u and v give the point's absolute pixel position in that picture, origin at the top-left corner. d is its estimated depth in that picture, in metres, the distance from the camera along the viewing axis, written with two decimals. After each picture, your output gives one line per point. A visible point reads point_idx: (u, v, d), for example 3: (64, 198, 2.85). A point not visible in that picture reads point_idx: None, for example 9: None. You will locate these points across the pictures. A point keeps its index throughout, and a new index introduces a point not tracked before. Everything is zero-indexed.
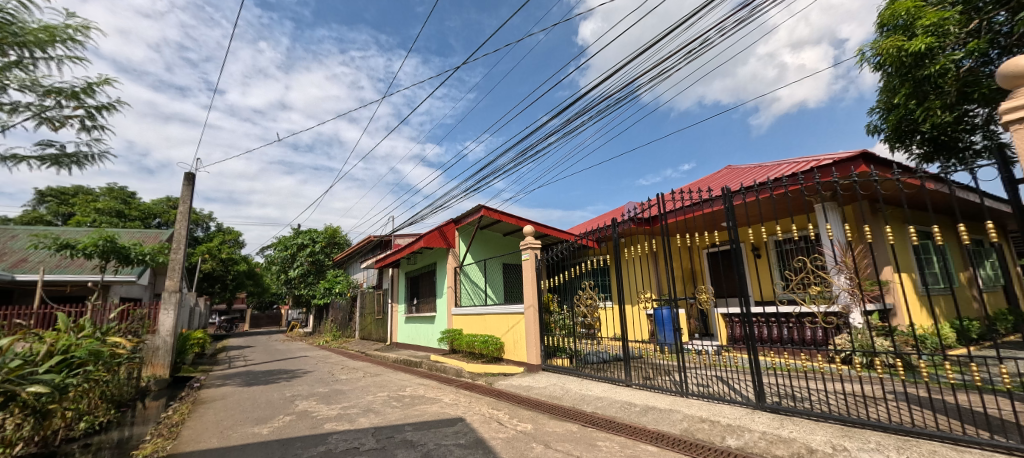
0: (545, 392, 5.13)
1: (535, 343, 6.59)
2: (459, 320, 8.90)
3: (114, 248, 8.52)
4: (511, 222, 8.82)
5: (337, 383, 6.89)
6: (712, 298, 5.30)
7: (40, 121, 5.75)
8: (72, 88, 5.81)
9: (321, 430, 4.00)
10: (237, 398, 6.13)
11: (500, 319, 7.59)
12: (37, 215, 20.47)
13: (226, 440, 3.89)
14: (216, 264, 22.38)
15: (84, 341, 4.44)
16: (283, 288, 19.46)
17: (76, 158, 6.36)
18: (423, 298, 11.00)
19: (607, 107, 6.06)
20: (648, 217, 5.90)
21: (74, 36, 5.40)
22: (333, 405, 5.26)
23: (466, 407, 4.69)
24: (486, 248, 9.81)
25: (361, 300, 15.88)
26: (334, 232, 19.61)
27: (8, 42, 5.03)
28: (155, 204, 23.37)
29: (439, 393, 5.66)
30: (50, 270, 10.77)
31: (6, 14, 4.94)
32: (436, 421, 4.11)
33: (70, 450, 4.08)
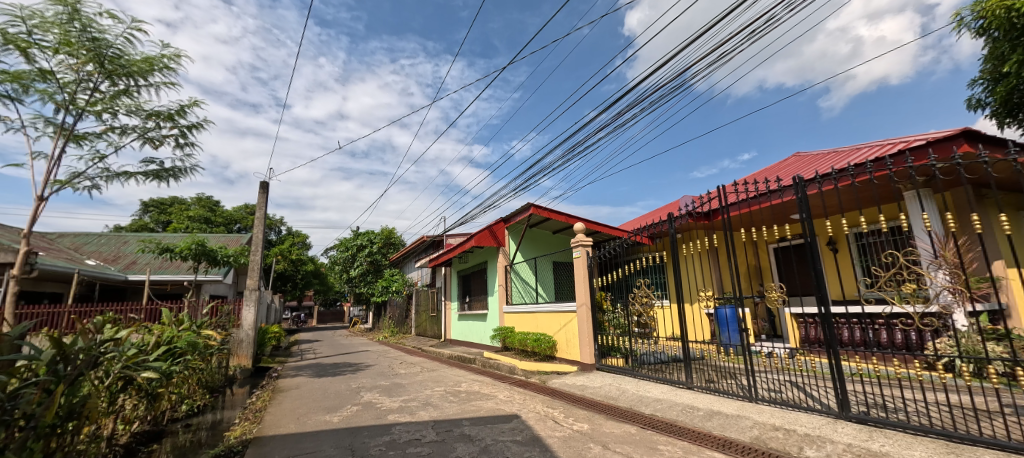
0: (601, 392, 5.02)
1: (588, 342, 6.47)
2: (510, 318, 8.98)
3: (204, 251, 9.55)
4: (561, 219, 8.74)
5: (397, 377, 7.24)
6: (783, 297, 4.88)
7: (144, 141, 6.58)
8: (168, 111, 6.59)
9: (385, 420, 4.22)
10: (309, 388, 6.64)
11: (552, 317, 7.54)
12: (142, 224, 23.54)
13: (303, 426, 4.21)
14: (287, 265, 24.37)
15: (184, 333, 5.01)
16: (345, 286, 20.78)
17: (173, 172, 7.21)
18: (475, 296, 11.23)
19: (660, 97, 5.69)
20: (707, 211, 5.56)
21: (168, 64, 6.11)
22: (393, 397, 5.52)
23: (520, 404, 4.72)
24: (535, 247, 9.81)
25: (416, 298, 16.53)
26: (390, 233, 20.62)
27: (119, 74, 5.82)
28: (235, 210, 25.91)
29: (494, 389, 5.74)
30: (154, 271, 12.32)
31: (116, 49, 5.71)
32: (491, 417, 4.17)
33: (175, 429, 4.64)
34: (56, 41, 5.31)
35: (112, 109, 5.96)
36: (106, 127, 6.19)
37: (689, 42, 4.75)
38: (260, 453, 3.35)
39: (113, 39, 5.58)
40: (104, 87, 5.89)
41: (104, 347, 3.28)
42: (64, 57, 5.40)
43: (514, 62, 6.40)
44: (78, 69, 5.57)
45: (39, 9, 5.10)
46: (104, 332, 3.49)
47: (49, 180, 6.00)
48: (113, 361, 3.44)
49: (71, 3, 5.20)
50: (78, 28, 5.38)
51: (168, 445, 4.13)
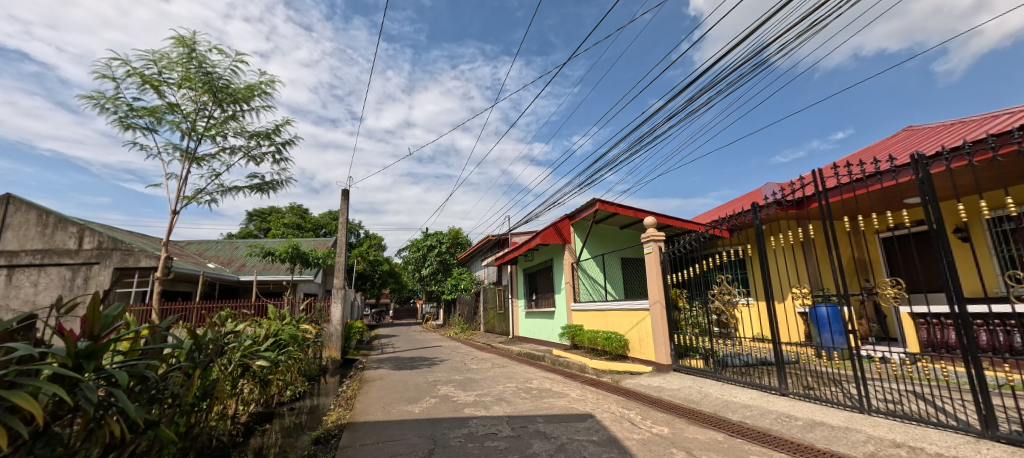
0: (680, 395, 4.75)
1: (663, 341, 6.16)
2: (579, 316, 8.85)
3: (299, 254, 10.65)
4: (629, 214, 8.42)
5: (470, 372, 7.49)
6: (901, 295, 4.23)
7: (249, 159, 7.51)
8: (266, 131, 7.46)
9: (462, 414, 4.38)
10: (391, 380, 7.13)
11: (623, 315, 7.29)
12: (248, 231, 26.96)
13: (388, 414, 4.53)
14: (366, 265, 26.28)
15: (286, 327, 5.65)
16: (418, 285, 21.94)
17: (273, 184, 8.15)
18: (541, 294, 11.22)
19: (739, 76, 5.41)
20: (799, 199, 5.00)
21: (265, 88, 6.89)
22: (468, 391, 5.71)
23: (594, 403, 4.64)
24: (602, 243, 9.54)
25: (484, 296, 16.95)
26: (456, 233, 21.41)
27: (229, 101, 6.72)
28: (321, 217, 28.56)
29: (565, 387, 5.70)
30: (260, 272, 14.02)
31: (225, 80, 6.59)
32: (566, 415, 4.15)
33: (282, 412, 5.25)
34: (180, 77, 6.27)
35: (223, 132, 6.88)
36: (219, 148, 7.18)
37: (772, 16, 4.44)
38: (354, 438, 3.65)
39: (221, 71, 6.44)
40: (216, 113, 6.82)
41: (228, 338, 3.82)
42: (186, 90, 6.35)
43: (574, 57, 6.34)
44: (196, 100, 6.51)
45: (167, 51, 6.06)
46: (225, 326, 4.04)
47: (180, 196, 7.10)
48: (232, 352, 3.97)
49: (190, 44, 6.11)
50: (195, 65, 6.29)
51: (277, 426, 4.69)
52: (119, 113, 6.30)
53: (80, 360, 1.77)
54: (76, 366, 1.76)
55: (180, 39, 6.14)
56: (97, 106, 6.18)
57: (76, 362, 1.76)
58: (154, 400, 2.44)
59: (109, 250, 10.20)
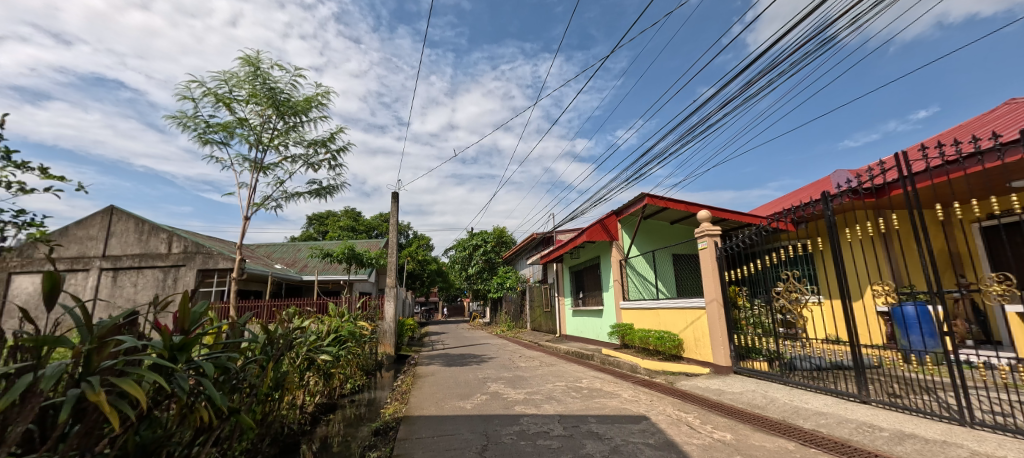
0: (743, 399, 4.46)
1: (721, 342, 5.81)
2: (628, 314, 8.60)
3: (354, 254, 11.23)
4: (681, 209, 8.05)
5: (519, 370, 7.52)
6: (1008, 293, 3.69)
7: (308, 166, 8.02)
8: (323, 139, 7.92)
9: (513, 411, 4.41)
10: (443, 376, 7.34)
11: (676, 314, 6.99)
12: (308, 234, 28.91)
13: (441, 409, 4.66)
14: (416, 264, 27.21)
15: (345, 323, 5.98)
16: (465, 283, 22.38)
17: (330, 189, 8.66)
18: (589, 292, 11.03)
19: (801, 57, 5.17)
20: (878, 186, 4.51)
21: (321, 99, 7.31)
22: (518, 389, 5.74)
23: (649, 405, 4.48)
24: (652, 239, 9.19)
25: (530, 294, 16.94)
26: (501, 232, 21.60)
27: (289, 113, 7.20)
28: (373, 219, 29.96)
29: (617, 387, 5.54)
30: (320, 272, 14.97)
31: (286, 94, 7.07)
32: (619, 416, 4.05)
33: (343, 403, 5.57)
34: (247, 94, 6.83)
35: (285, 143, 7.41)
36: (283, 157, 7.74)
37: None
38: (411, 431, 3.78)
39: (283, 85, 6.94)
40: (279, 125, 7.35)
41: (296, 333, 4.14)
42: (253, 105, 6.91)
43: (620, 51, 6.30)
44: (262, 114, 7.07)
45: (235, 71, 6.62)
46: (293, 322, 4.34)
47: (251, 203, 7.75)
48: (299, 346, 4.26)
49: (255, 62, 6.64)
50: (260, 82, 6.83)
51: (340, 416, 4.98)
52: (198, 130, 6.98)
53: (175, 352, 1.97)
54: (171, 357, 1.96)
55: (247, 59, 6.68)
56: (181, 125, 6.90)
57: (172, 354, 1.95)
58: (236, 389, 2.68)
59: (193, 254, 11.35)
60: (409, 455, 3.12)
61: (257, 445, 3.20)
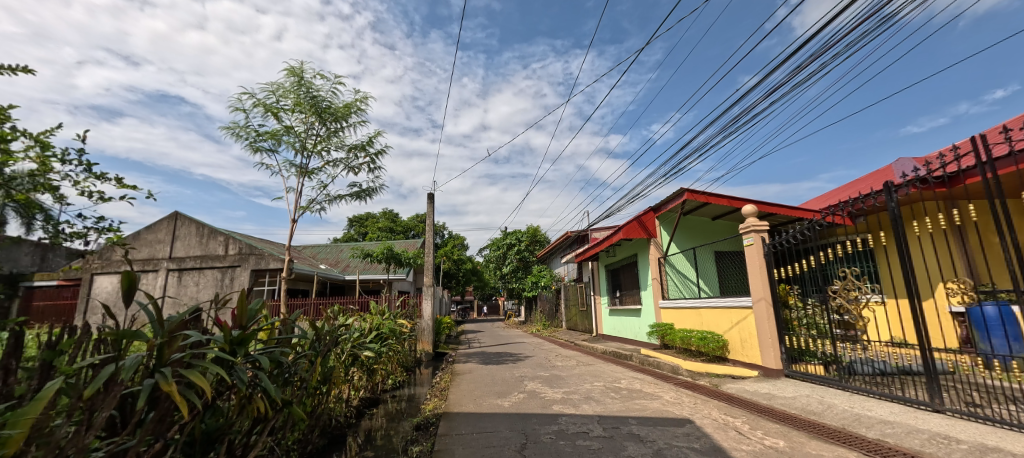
0: (796, 405, 4.20)
1: (771, 343, 5.50)
2: (668, 314, 8.33)
3: (393, 254, 11.58)
4: (724, 203, 7.68)
5: (556, 369, 7.47)
6: None
7: (349, 170, 8.36)
8: (362, 144, 8.22)
9: (551, 410, 4.39)
10: (480, 373, 7.42)
11: (720, 314, 6.69)
12: (349, 236, 30.13)
13: (479, 407, 4.71)
14: (451, 264, 27.66)
15: (386, 321, 6.18)
16: (499, 282, 22.51)
17: (369, 191, 8.98)
18: (626, 291, 10.78)
19: (857, 38, 4.62)
20: (951, 175, 4.10)
21: (359, 105, 7.58)
22: (555, 388, 5.69)
23: (693, 408, 4.31)
24: (692, 236, 8.85)
25: (565, 292, 16.79)
26: (534, 231, 21.56)
27: (331, 119, 7.52)
28: (410, 220, 30.78)
29: (658, 389, 5.38)
30: (361, 271, 15.57)
31: (328, 101, 7.39)
32: (662, 418, 3.93)
33: (385, 398, 5.76)
34: (292, 103, 7.21)
35: (327, 148, 7.76)
36: (326, 161, 8.10)
37: None
38: (451, 428, 3.84)
39: (324, 94, 7.25)
40: (322, 131, 7.69)
41: (341, 330, 4.32)
42: (298, 113, 7.28)
43: (650, 44, 5.91)
44: (305, 121, 7.43)
45: (282, 82, 7.00)
46: (338, 320, 4.53)
47: (297, 206, 8.17)
48: (343, 342, 4.44)
49: (299, 72, 6.97)
50: (304, 91, 7.18)
51: (382, 411, 5.16)
52: (249, 139, 7.44)
53: (234, 346, 2.10)
54: (231, 351, 2.09)
55: (291, 70, 7.04)
56: (234, 134, 7.38)
57: (232, 348, 2.09)
58: (288, 382, 2.84)
59: (247, 255, 12.13)
60: (449, 451, 3.17)
61: (307, 436, 3.37)
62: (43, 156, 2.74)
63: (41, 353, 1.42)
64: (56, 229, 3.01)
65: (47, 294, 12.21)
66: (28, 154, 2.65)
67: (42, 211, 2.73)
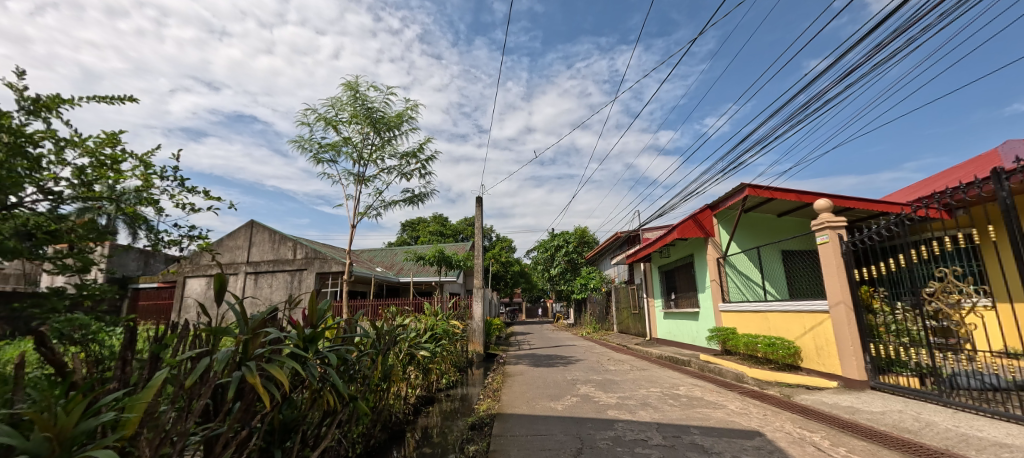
0: (886, 421, 3.76)
1: (851, 352, 4.98)
2: (730, 318, 7.82)
3: (444, 257, 11.92)
4: (791, 199, 7.09)
5: (609, 373, 7.28)
6: None
7: (402, 176, 8.74)
8: (413, 151, 8.56)
9: (606, 415, 4.28)
10: (531, 376, 7.40)
11: (790, 318, 6.18)
12: (402, 239, 31.42)
13: (532, 409, 4.71)
14: (500, 266, 27.82)
15: (439, 322, 6.37)
16: (548, 284, 22.35)
17: (421, 196, 9.32)
18: (681, 293, 10.28)
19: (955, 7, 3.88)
20: None
21: (409, 114, 7.89)
22: (610, 393, 5.54)
23: (762, 419, 4.01)
24: (755, 234, 8.26)
25: (616, 295, 16.36)
26: (583, 232, 21.28)
27: (384, 128, 7.90)
28: (459, 223, 31.52)
29: (721, 398, 5.06)
30: (415, 273, 16.16)
31: (381, 111, 7.77)
32: (729, 429, 3.68)
33: (440, 397, 5.92)
34: (350, 116, 7.67)
35: (382, 156, 8.17)
36: (381, 169, 8.53)
37: None
38: (505, 429, 3.86)
39: (378, 105, 7.64)
40: (376, 141, 8.10)
41: (399, 331, 4.52)
42: (355, 125, 7.74)
43: (694, 43, 5.62)
44: (362, 132, 7.87)
45: (340, 96, 7.48)
46: (395, 320, 4.75)
47: (356, 212, 8.68)
48: (401, 342, 4.64)
49: (355, 86, 7.41)
50: (360, 103, 7.62)
51: (437, 409, 5.31)
52: (313, 151, 8.04)
53: (307, 343, 2.27)
54: (304, 347, 2.26)
55: (348, 84, 7.49)
56: (300, 147, 8.01)
57: (305, 345, 2.26)
58: (353, 378, 3.01)
59: (313, 258, 13.07)
60: (505, 452, 3.19)
61: (370, 430, 3.54)
62: (146, 174, 3.12)
63: (149, 347, 1.60)
64: (157, 238, 3.41)
65: (150, 294, 13.93)
66: (135, 172, 3.03)
67: (146, 222, 3.11)
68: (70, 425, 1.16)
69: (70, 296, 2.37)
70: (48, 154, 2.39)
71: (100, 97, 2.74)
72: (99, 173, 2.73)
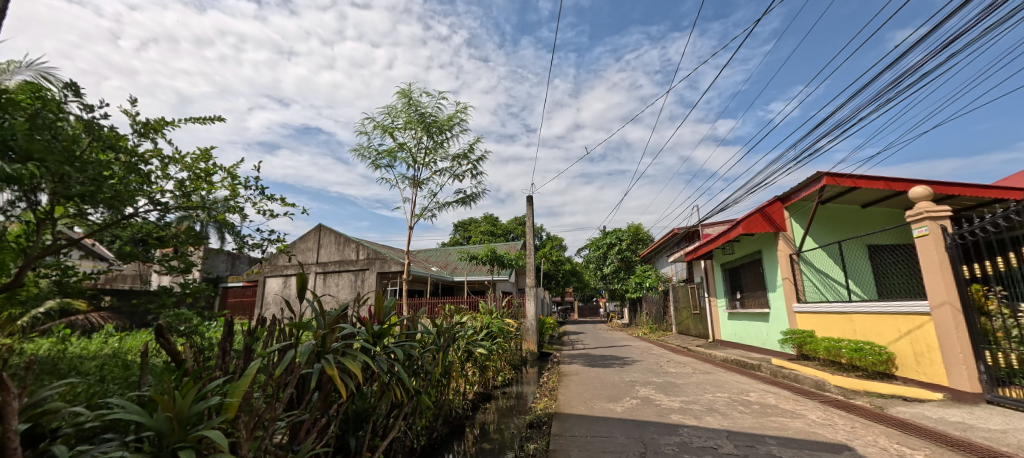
0: (1009, 440, 3.25)
1: (960, 359, 4.36)
2: (806, 319, 7.16)
3: (496, 256, 12.07)
4: (879, 187, 6.34)
5: (669, 376, 6.96)
6: None
7: (454, 177, 8.98)
8: (464, 152, 8.77)
9: (670, 419, 4.10)
10: (588, 376, 7.28)
11: (881, 321, 5.54)
12: (455, 240, 32.24)
13: (591, 410, 4.62)
14: (551, 265, 27.62)
15: (494, 320, 6.46)
16: (600, 284, 21.80)
17: (472, 197, 9.53)
18: (748, 292, 9.60)
19: None
20: None
21: (460, 116, 8.08)
22: (672, 397, 5.29)
23: (850, 432, 3.62)
24: (834, 228, 7.49)
25: (674, 294, 15.62)
26: (636, 229, 20.65)
27: (436, 132, 8.15)
28: (509, 222, 31.78)
29: (799, 406, 4.64)
30: (468, 273, 16.51)
31: (433, 116, 8.03)
32: (812, 441, 3.37)
33: (496, 395, 5.99)
34: (404, 122, 8.02)
35: (434, 159, 8.45)
36: (434, 172, 8.84)
37: None
38: (564, 429, 3.83)
39: (430, 110, 7.91)
40: (429, 145, 8.40)
41: (456, 328, 4.65)
42: (410, 130, 8.07)
43: (753, 30, 5.20)
44: (416, 137, 8.19)
45: (395, 104, 7.84)
46: (452, 318, 4.88)
47: (413, 214, 9.06)
48: (458, 339, 4.77)
49: (408, 93, 7.72)
50: (413, 109, 7.93)
51: (494, 407, 5.38)
52: (372, 158, 8.51)
53: (376, 338, 2.40)
54: (374, 342, 2.40)
55: (402, 92, 7.83)
56: (361, 155, 8.52)
57: (374, 339, 2.40)
58: (417, 372, 3.14)
59: (374, 259, 13.82)
60: (566, 452, 3.16)
61: (432, 424, 3.67)
62: (233, 184, 3.47)
63: (244, 339, 1.78)
64: (243, 242, 3.78)
65: (236, 292, 15.49)
66: (224, 183, 3.38)
67: (233, 227, 3.45)
68: (185, 407, 1.30)
69: (177, 294, 2.68)
70: (156, 170, 2.74)
71: (195, 118, 3.11)
72: (196, 185, 3.07)
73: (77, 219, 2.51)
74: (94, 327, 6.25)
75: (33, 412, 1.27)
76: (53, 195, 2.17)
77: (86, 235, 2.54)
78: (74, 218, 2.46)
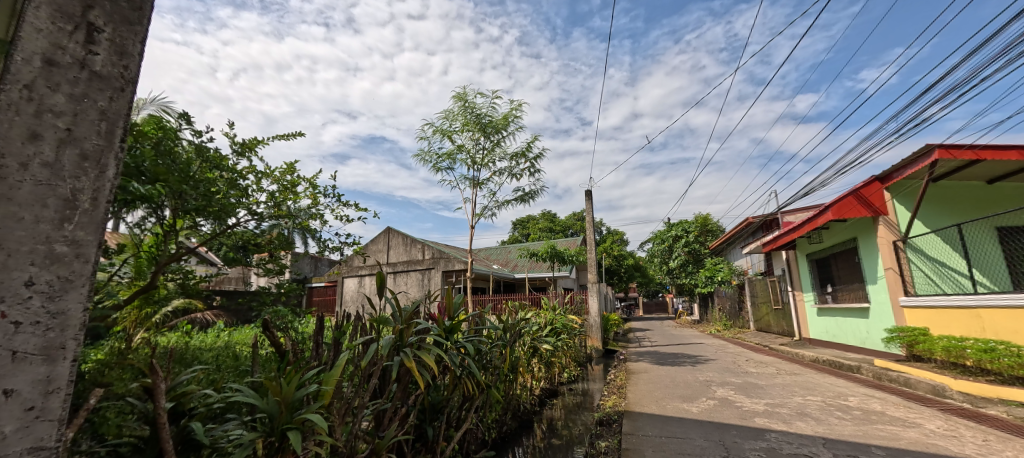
0: None
1: None
2: (917, 315, 6.25)
3: (556, 252, 11.96)
4: (1011, 158, 5.34)
5: (750, 376, 6.45)
6: None
7: (512, 176, 9.09)
8: (521, 150, 8.83)
9: (753, 423, 3.81)
10: (657, 374, 6.99)
11: (1019, 315, 4.69)
12: (515, 238, 32.63)
13: (664, 409, 4.44)
14: (612, 260, 26.87)
15: (558, 317, 6.43)
16: (666, 279, 20.80)
17: (531, 194, 9.57)
18: (841, 285, 8.59)
19: None
20: None
21: (515, 114, 8.14)
22: (755, 399, 4.90)
23: (983, 446, 3.10)
24: (951, 209, 6.44)
25: (751, 288, 14.43)
26: (705, 220, 19.40)
27: (492, 131, 8.29)
28: (568, 219, 31.45)
29: (911, 414, 4.07)
30: (529, 270, 16.60)
31: (489, 116, 8.18)
32: (932, 454, 2.93)
33: (562, 391, 5.96)
34: (462, 124, 8.25)
35: (491, 159, 8.59)
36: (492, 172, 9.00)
37: None
38: (636, 428, 3.71)
39: (486, 110, 8.06)
40: (487, 145, 8.57)
41: (521, 324, 4.71)
42: (468, 131, 8.28)
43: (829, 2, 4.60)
44: (473, 138, 8.40)
45: (453, 108, 8.09)
46: (517, 314, 4.96)
47: (474, 214, 9.31)
48: (524, 335, 4.84)
49: (464, 96, 7.93)
50: (470, 112, 8.13)
51: (561, 403, 5.36)
52: (433, 161, 8.87)
53: (447, 333, 2.52)
54: (445, 337, 2.51)
55: (458, 96, 8.05)
56: (423, 160, 8.92)
57: (445, 335, 2.51)
58: (485, 366, 3.23)
59: (439, 258, 14.41)
60: (640, 452, 3.06)
61: (501, 416, 3.76)
62: (314, 193, 3.80)
63: (332, 333, 1.95)
64: (325, 245, 4.13)
65: (319, 292, 17.01)
66: (307, 192, 3.72)
67: (315, 233, 3.78)
68: (290, 393, 1.46)
69: (274, 293, 2.98)
70: (251, 184, 3.08)
71: (279, 135, 3.45)
72: (284, 195, 3.41)
73: (193, 230, 2.91)
74: (209, 323, 7.22)
75: (174, 393, 1.51)
76: (174, 210, 2.54)
77: (201, 243, 2.92)
78: (190, 229, 2.85)
